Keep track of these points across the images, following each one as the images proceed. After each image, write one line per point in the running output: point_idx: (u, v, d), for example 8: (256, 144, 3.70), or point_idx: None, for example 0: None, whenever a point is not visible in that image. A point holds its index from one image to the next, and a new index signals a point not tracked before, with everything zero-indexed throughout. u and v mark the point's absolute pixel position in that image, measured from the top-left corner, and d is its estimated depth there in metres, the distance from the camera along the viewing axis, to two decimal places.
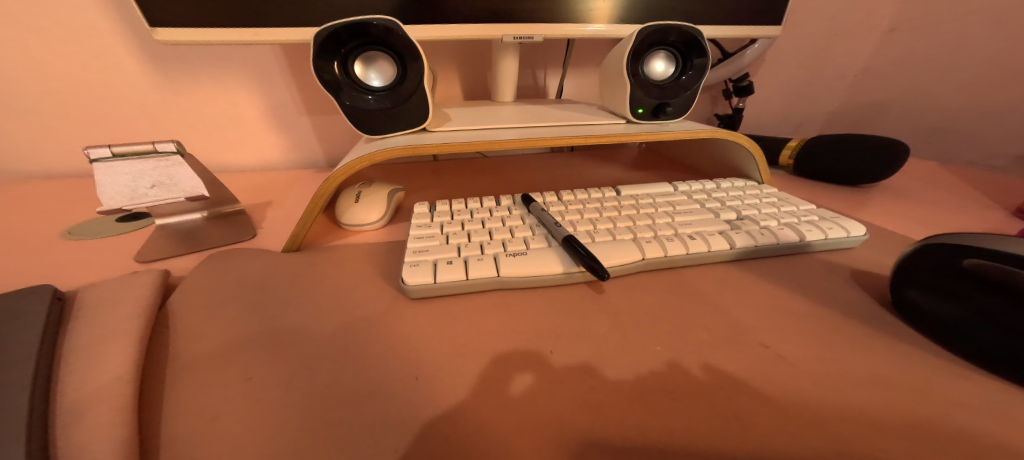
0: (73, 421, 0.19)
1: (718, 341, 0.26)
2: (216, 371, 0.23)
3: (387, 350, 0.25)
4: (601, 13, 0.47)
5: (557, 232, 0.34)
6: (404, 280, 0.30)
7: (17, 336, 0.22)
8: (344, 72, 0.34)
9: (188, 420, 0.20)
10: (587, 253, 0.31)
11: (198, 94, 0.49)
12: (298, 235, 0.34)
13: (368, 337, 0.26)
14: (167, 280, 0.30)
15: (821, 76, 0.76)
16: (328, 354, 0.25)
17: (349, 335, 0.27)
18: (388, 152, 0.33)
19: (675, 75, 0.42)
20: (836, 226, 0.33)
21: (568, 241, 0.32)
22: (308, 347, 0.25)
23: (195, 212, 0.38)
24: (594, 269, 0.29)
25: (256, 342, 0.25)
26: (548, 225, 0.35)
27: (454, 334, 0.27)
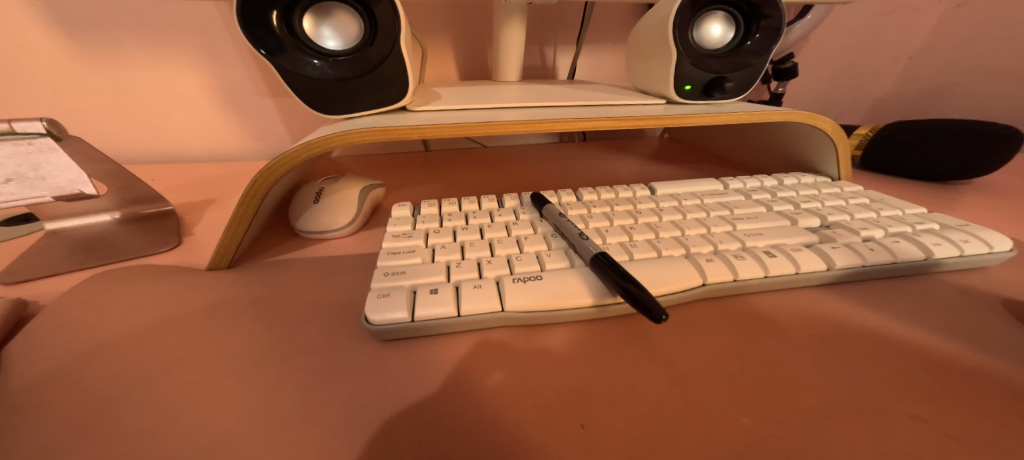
0: None
1: (845, 408, 0.16)
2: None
3: (324, 418, 0.16)
4: None
5: (583, 247, 0.25)
6: (369, 317, 0.20)
7: None
8: (288, 28, 0.25)
9: None
10: (627, 277, 0.21)
11: (128, 66, 0.39)
12: (227, 246, 0.25)
13: (296, 395, 0.17)
14: (18, 313, 0.21)
15: (870, 58, 0.66)
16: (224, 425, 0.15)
17: (267, 389, 0.17)
18: (350, 136, 0.24)
19: (731, 43, 0.33)
20: (972, 239, 0.24)
21: (599, 260, 0.23)
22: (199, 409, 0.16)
23: (104, 214, 0.29)
24: (640, 305, 0.20)
25: (117, 405, 0.16)
26: (568, 236, 0.26)
27: (432, 394, 0.17)
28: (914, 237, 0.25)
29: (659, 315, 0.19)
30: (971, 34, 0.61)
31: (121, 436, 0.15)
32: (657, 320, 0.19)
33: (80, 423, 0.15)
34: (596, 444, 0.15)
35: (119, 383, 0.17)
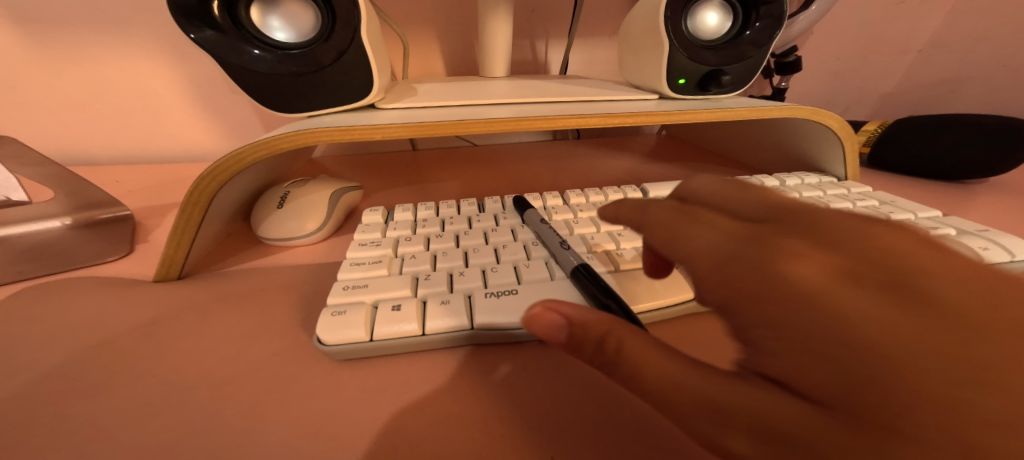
0: None
1: None
2: None
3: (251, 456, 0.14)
4: None
5: (564, 258, 0.22)
6: (321, 337, 0.18)
7: None
8: (233, 20, 0.23)
9: None
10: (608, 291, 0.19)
11: (90, 63, 0.38)
12: (175, 256, 0.23)
13: (223, 424, 0.15)
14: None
15: (878, 50, 0.63)
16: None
17: (191, 417, 0.15)
18: (305, 136, 0.22)
19: (725, 34, 0.30)
20: (994, 246, 0.22)
21: (578, 274, 0.21)
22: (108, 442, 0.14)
23: (56, 220, 0.26)
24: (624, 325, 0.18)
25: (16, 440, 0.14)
26: (549, 244, 0.24)
27: (381, 425, 0.15)
28: None
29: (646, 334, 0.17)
30: (986, 23, 0.58)
31: None
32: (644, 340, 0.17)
33: None
34: None
35: (23, 411, 0.15)
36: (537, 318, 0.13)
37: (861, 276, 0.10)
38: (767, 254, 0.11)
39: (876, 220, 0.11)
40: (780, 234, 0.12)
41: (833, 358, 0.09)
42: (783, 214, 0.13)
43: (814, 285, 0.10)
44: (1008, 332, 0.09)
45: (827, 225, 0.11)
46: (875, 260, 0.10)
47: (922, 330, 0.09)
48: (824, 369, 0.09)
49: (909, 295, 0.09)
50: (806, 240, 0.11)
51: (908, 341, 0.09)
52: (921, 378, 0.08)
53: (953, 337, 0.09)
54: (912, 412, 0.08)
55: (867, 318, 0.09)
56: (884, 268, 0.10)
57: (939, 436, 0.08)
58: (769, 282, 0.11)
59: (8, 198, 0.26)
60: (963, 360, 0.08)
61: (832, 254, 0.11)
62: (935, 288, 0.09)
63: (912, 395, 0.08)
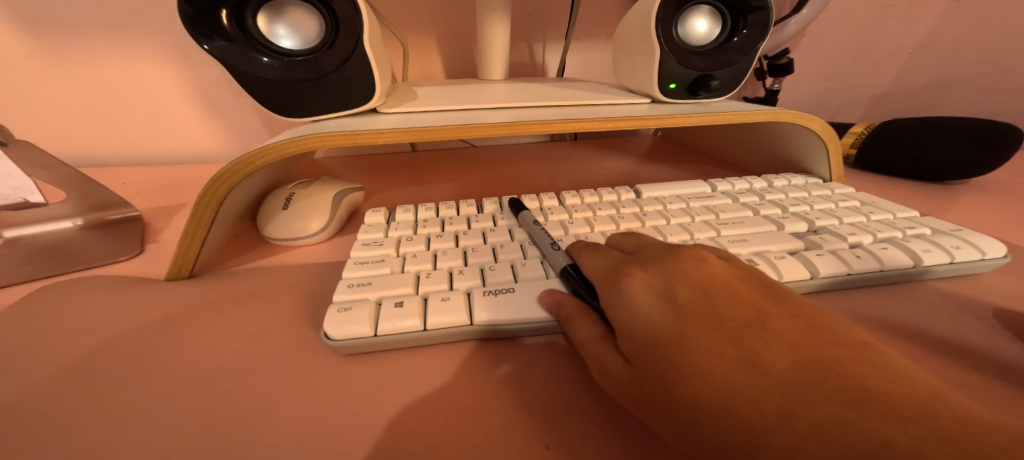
0: None
1: None
2: None
3: (269, 444, 0.15)
4: None
5: (553, 257, 0.23)
6: (329, 332, 0.19)
7: None
8: (241, 28, 0.24)
9: None
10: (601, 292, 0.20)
11: (96, 66, 0.38)
12: (186, 255, 0.24)
13: (244, 413, 0.16)
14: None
15: (869, 52, 0.64)
16: (164, 445, 0.15)
17: (214, 407, 0.16)
18: (311, 141, 0.23)
19: (716, 39, 0.32)
20: (965, 245, 0.23)
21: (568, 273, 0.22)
22: (140, 429, 0.15)
23: (68, 221, 0.28)
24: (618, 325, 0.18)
25: (50, 430, 0.15)
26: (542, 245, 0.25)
27: (389, 414, 0.16)
28: (903, 243, 0.24)
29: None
30: (972, 27, 0.59)
31: None
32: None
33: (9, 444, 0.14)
34: None
35: (56, 401, 0.16)
36: (543, 297, 0.21)
37: (660, 288, 0.17)
38: (621, 277, 0.18)
39: (693, 255, 0.19)
40: (634, 265, 0.19)
41: (629, 336, 0.15)
42: (649, 250, 0.20)
43: (637, 293, 0.17)
44: (722, 324, 0.14)
45: (662, 256, 0.19)
46: (680, 280, 0.17)
47: (679, 318, 0.15)
48: (625, 344, 0.15)
49: (678, 300, 0.16)
50: (644, 267, 0.18)
51: (669, 327, 0.15)
52: (663, 344, 0.14)
53: (692, 324, 0.15)
54: (655, 364, 0.14)
55: (651, 313, 0.16)
56: (680, 284, 0.17)
57: (660, 374, 0.14)
58: (614, 293, 0.17)
59: (24, 200, 0.26)
60: (687, 338, 0.14)
61: (654, 274, 0.17)
62: (699, 297, 0.16)
63: (658, 354, 0.14)
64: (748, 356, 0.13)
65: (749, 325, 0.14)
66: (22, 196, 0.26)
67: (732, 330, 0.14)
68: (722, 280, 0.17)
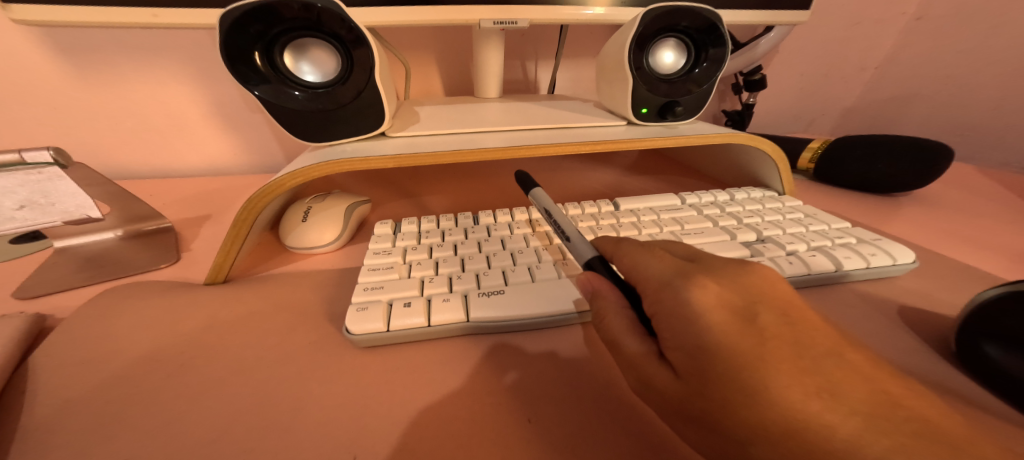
0: None
1: None
2: (70, 450, 0.17)
3: (311, 420, 0.19)
4: None
5: (581, 248, 0.26)
6: (349, 328, 0.23)
7: None
8: (271, 65, 0.27)
9: None
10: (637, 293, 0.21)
11: (123, 86, 0.41)
12: (223, 263, 0.28)
13: (289, 397, 0.20)
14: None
15: (838, 68, 0.69)
16: (230, 422, 0.19)
17: (264, 392, 0.20)
18: (332, 165, 0.27)
19: (684, 69, 0.36)
20: (880, 252, 0.28)
21: (594, 264, 0.24)
22: (210, 409, 0.19)
23: (108, 231, 0.32)
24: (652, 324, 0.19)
25: (138, 409, 0.19)
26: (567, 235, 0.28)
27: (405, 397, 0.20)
28: (830, 251, 0.28)
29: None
30: (931, 47, 0.64)
31: (147, 433, 0.18)
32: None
33: (108, 421, 0.18)
34: (535, 432, 0.18)
35: (135, 388, 0.20)
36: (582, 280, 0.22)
37: (737, 306, 0.16)
38: (689, 283, 0.17)
39: (761, 272, 0.18)
40: (702, 274, 0.18)
41: (693, 351, 0.15)
42: (707, 259, 0.20)
43: (710, 306, 0.16)
44: (803, 350, 0.15)
45: (728, 268, 0.18)
46: (752, 298, 0.17)
47: (760, 339, 0.15)
48: (684, 360, 0.15)
49: (754, 320, 0.16)
50: (716, 278, 0.17)
51: (751, 347, 0.15)
52: (742, 367, 0.14)
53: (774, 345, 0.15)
54: (731, 387, 0.14)
55: (728, 331, 0.15)
56: (754, 303, 0.16)
57: (724, 397, 0.14)
58: (679, 301, 0.16)
59: (86, 216, 0.28)
60: (773, 362, 0.14)
61: (730, 290, 0.17)
62: (775, 318, 0.16)
63: (734, 376, 0.14)
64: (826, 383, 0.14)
65: (826, 353, 0.15)
66: (84, 211, 0.27)
67: (812, 356, 0.15)
68: (790, 303, 0.17)
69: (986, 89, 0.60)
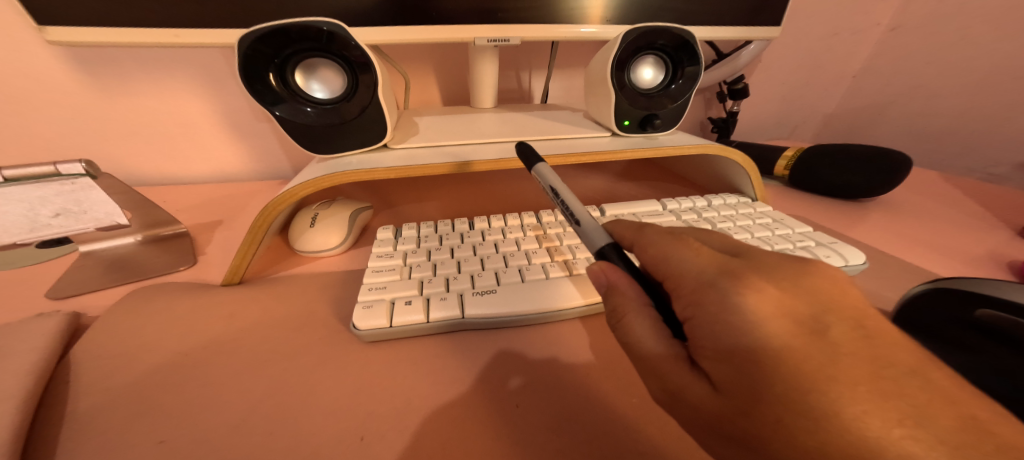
0: None
1: None
2: (121, 433, 0.20)
3: (326, 408, 0.22)
4: (595, 13, 0.42)
5: (593, 235, 0.25)
6: (356, 325, 0.26)
7: None
8: (284, 84, 0.30)
9: None
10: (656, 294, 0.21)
11: (136, 98, 0.44)
12: (239, 266, 0.30)
13: (305, 387, 0.23)
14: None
15: (819, 77, 0.72)
16: (256, 409, 0.21)
17: (283, 383, 0.23)
18: (339, 177, 0.29)
19: (663, 83, 0.39)
20: (834, 255, 0.31)
21: (608, 253, 0.23)
22: (238, 398, 0.22)
23: (129, 236, 0.34)
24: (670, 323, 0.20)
25: (174, 398, 0.22)
26: (578, 220, 0.26)
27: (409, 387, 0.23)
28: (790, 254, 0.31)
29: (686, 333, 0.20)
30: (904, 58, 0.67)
31: (185, 419, 0.21)
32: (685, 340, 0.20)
33: (150, 408, 0.21)
34: (521, 416, 0.21)
35: (169, 380, 0.23)
36: (595, 272, 0.22)
37: (794, 321, 0.16)
38: (739, 286, 0.17)
39: (821, 270, 0.18)
40: (755, 274, 0.17)
41: (743, 367, 0.15)
42: (756, 255, 0.19)
43: (763, 311, 0.16)
44: (865, 357, 0.15)
45: (781, 267, 0.18)
46: (812, 301, 0.17)
47: (817, 346, 0.15)
48: (726, 371, 0.16)
49: (814, 325, 0.16)
50: (769, 278, 0.17)
51: (810, 356, 0.15)
52: (804, 387, 0.14)
53: (835, 352, 0.15)
54: (782, 398, 0.14)
55: (785, 339, 0.15)
56: (813, 307, 0.16)
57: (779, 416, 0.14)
58: (726, 306, 0.17)
59: (115, 222, 0.30)
60: (830, 371, 0.14)
61: (787, 292, 0.17)
62: (837, 321, 0.16)
63: (793, 394, 0.14)
64: (886, 387, 0.14)
65: (886, 359, 0.15)
66: (112, 218, 0.30)
67: (874, 363, 0.15)
68: (853, 304, 0.17)
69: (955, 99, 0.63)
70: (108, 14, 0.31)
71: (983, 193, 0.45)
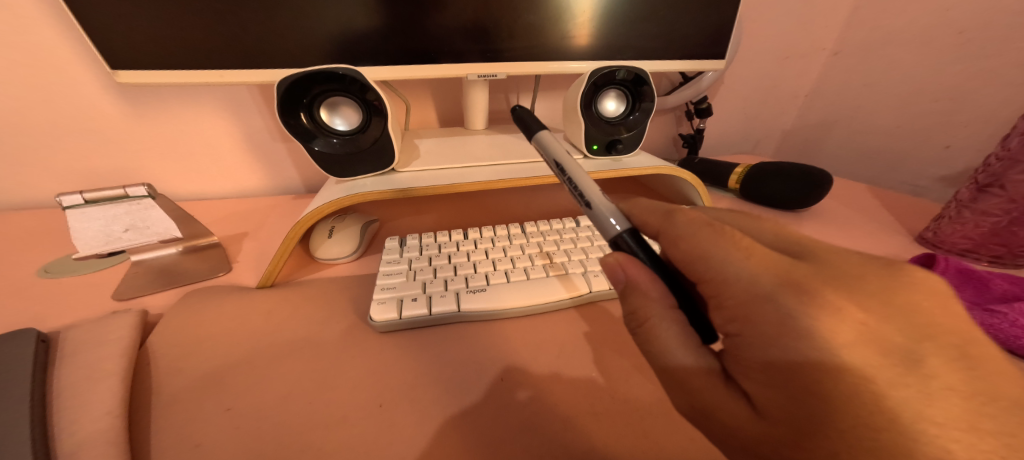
0: (73, 449, 0.21)
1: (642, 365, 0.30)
2: (197, 401, 0.26)
3: (352, 384, 0.28)
4: (582, 39, 0.49)
5: (608, 221, 0.28)
6: (373, 317, 0.33)
7: (12, 375, 0.24)
8: (313, 120, 0.36)
9: (173, 446, 0.23)
10: (679, 290, 0.25)
11: (168, 123, 0.50)
12: (272, 271, 0.37)
13: (334, 369, 0.29)
14: (48, 339, 0.28)
15: (775, 96, 0.81)
16: (297, 385, 0.28)
17: (316, 365, 0.30)
18: (356, 197, 0.36)
19: (625, 113, 0.46)
20: None
21: (624, 241, 0.27)
22: (282, 376, 0.28)
23: (170, 247, 0.40)
24: (698, 327, 0.24)
25: (232, 376, 0.28)
26: (591, 207, 0.28)
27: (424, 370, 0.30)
28: None
29: (713, 336, 0.24)
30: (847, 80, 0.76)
31: (244, 392, 0.27)
32: (711, 341, 0.24)
33: (216, 384, 0.27)
34: (504, 386, 0.28)
35: (226, 363, 0.29)
36: (613, 267, 0.25)
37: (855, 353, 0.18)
38: (810, 307, 0.19)
39: (901, 288, 0.20)
40: (831, 291, 0.19)
41: (800, 403, 0.18)
42: (828, 264, 0.21)
43: (781, 318, 0.19)
44: (962, 389, 0.17)
45: (864, 284, 0.20)
46: (905, 328, 0.18)
47: (906, 377, 0.18)
48: (783, 403, 0.19)
49: (905, 354, 0.18)
50: (849, 297, 0.19)
51: (899, 388, 0.17)
52: (859, 421, 0.17)
53: (926, 385, 0.17)
54: (845, 427, 0.17)
55: (801, 355, 0.19)
56: (907, 334, 0.18)
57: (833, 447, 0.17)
58: (787, 342, 0.19)
59: (171, 235, 0.36)
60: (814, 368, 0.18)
61: (871, 315, 0.19)
62: (935, 350, 0.18)
63: (855, 431, 0.17)
64: (981, 419, 0.17)
65: (987, 391, 0.17)
66: (169, 232, 0.36)
67: (967, 394, 0.17)
68: (912, 311, 0.19)
69: (886, 118, 0.72)
70: (145, 56, 0.37)
71: (900, 206, 0.53)
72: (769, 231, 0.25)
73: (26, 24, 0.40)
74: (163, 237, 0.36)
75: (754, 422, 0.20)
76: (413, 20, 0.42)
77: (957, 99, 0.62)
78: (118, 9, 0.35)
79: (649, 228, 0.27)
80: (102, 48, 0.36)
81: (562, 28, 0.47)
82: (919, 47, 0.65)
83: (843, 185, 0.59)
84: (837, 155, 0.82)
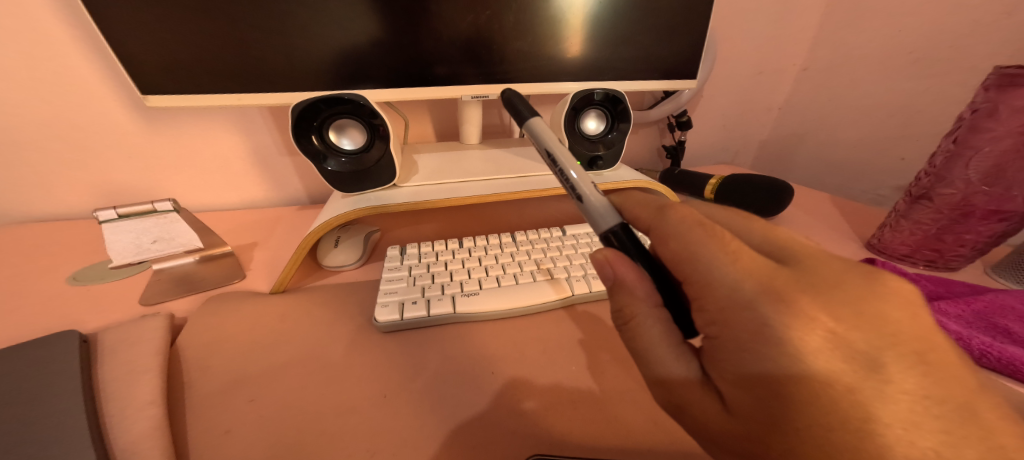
0: (121, 432, 0.25)
1: (616, 361, 0.34)
2: (223, 394, 0.30)
3: (358, 380, 0.32)
4: (573, 49, 0.52)
5: (604, 217, 0.28)
6: (376, 319, 0.37)
7: (65, 371, 0.28)
8: (323, 141, 0.40)
9: (206, 432, 0.27)
10: (666, 288, 0.26)
11: (183, 140, 0.54)
12: (284, 279, 0.40)
13: (342, 366, 0.33)
14: (88, 339, 0.32)
15: (750, 110, 0.87)
16: (310, 380, 0.31)
17: (325, 364, 0.33)
18: (360, 211, 0.40)
19: (605, 132, 0.51)
20: None
21: (616, 236, 0.27)
22: (295, 373, 0.32)
23: (189, 256, 0.44)
24: (681, 325, 0.25)
25: (252, 373, 0.32)
26: (587, 205, 0.29)
27: (429, 374, 0.33)
28: None
29: (694, 333, 0.25)
30: (816, 95, 0.82)
31: (264, 387, 0.30)
32: (691, 336, 0.25)
33: (239, 380, 0.31)
34: (492, 378, 0.32)
35: (246, 362, 0.32)
36: (602, 264, 0.26)
37: (811, 355, 0.19)
38: (784, 315, 0.19)
39: (882, 296, 0.20)
40: (806, 299, 0.19)
41: (760, 402, 0.20)
42: (810, 271, 0.21)
43: (739, 322, 0.20)
44: (915, 392, 0.18)
45: (842, 293, 0.20)
46: (871, 336, 0.19)
47: (862, 379, 0.18)
48: (750, 405, 0.20)
49: (866, 358, 0.18)
50: (822, 305, 0.19)
51: (857, 392, 0.18)
52: (812, 423, 0.18)
53: (880, 389, 0.18)
54: (803, 427, 0.19)
55: (765, 359, 0.19)
56: (872, 342, 0.19)
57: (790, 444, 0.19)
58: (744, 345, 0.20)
59: (192, 245, 0.40)
60: None
61: (842, 324, 0.19)
62: (895, 357, 0.18)
63: (809, 431, 0.18)
64: (926, 420, 0.17)
65: (938, 395, 0.18)
66: (192, 242, 0.39)
67: (919, 397, 0.18)
68: (871, 317, 0.19)
69: (850, 131, 0.77)
70: (171, 83, 0.41)
71: (857, 215, 0.58)
72: (761, 231, 0.25)
73: (57, 52, 0.44)
74: (185, 248, 0.39)
75: (724, 418, 0.21)
76: (412, 44, 0.46)
77: (910, 114, 0.68)
78: (150, 45, 0.39)
79: (640, 223, 0.28)
80: (137, 77, 0.40)
81: (554, 40, 0.51)
82: (877, 66, 0.70)
83: (808, 196, 0.65)
84: (808, 165, 0.88)
